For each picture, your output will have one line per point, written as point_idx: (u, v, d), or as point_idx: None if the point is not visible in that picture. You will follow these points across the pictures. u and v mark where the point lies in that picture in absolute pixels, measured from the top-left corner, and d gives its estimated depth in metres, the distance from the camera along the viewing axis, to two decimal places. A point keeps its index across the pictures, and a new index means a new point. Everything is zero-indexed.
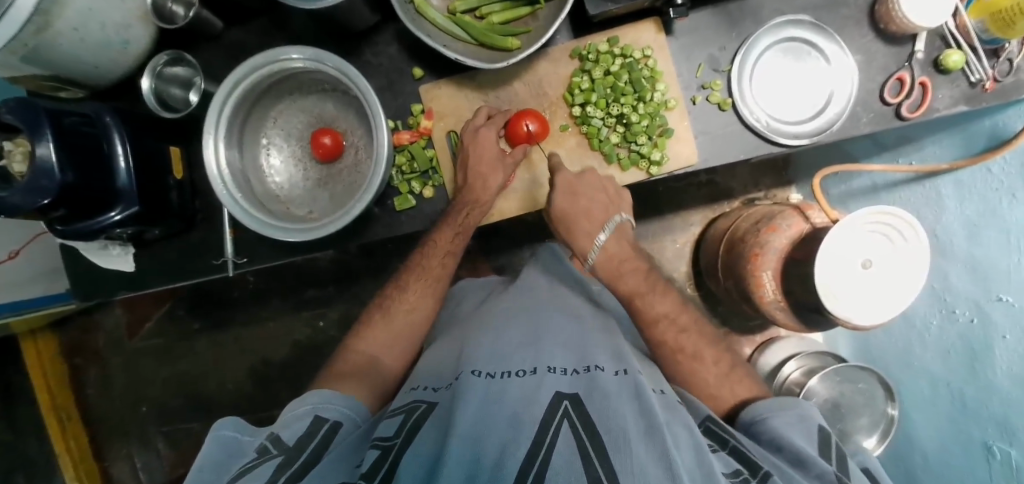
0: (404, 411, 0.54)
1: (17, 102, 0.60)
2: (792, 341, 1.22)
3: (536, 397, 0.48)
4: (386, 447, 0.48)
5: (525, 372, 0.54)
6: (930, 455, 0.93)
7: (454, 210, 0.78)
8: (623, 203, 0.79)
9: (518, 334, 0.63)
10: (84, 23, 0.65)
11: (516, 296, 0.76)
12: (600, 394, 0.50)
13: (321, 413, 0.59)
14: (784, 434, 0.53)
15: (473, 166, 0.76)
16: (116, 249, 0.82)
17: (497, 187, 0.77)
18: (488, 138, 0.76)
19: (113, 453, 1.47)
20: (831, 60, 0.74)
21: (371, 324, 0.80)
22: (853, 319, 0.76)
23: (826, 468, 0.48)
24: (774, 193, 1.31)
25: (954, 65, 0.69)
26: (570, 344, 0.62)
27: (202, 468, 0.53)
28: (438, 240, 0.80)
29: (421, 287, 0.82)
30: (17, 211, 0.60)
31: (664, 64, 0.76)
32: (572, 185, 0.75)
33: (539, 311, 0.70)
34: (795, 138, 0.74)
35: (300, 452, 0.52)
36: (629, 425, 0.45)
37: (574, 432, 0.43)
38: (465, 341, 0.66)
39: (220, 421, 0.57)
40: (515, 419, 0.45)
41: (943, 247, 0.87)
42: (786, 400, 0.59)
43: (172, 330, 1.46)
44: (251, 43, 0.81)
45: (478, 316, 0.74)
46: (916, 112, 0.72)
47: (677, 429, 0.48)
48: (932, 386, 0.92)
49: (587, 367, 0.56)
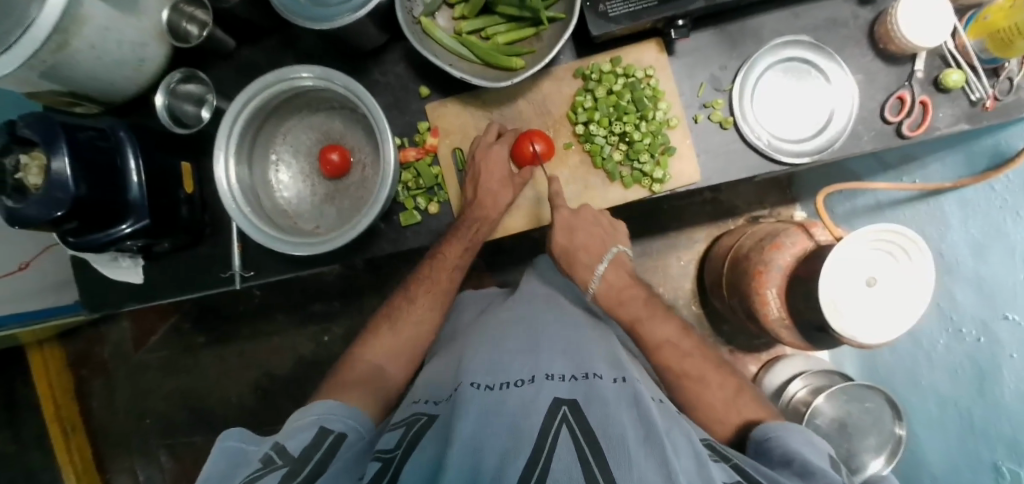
0: (404, 424, 0.54)
1: (34, 117, 0.62)
2: (797, 360, 1.21)
3: (535, 405, 0.48)
4: (387, 459, 0.48)
5: (524, 380, 0.54)
6: (939, 477, 0.91)
7: (461, 226, 0.79)
8: (618, 235, 0.83)
9: (517, 344, 0.64)
10: (102, 40, 0.67)
11: (516, 306, 0.77)
12: (599, 400, 0.50)
13: (326, 424, 0.59)
14: (792, 449, 0.53)
15: (483, 183, 0.78)
16: (126, 261, 0.84)
17: (506, 204, 0.79)
18: (499, 157, 0.78)
19: (115, 467, 1.46)
20: (831, 80, 0.75)
21: (373, 333, 0.80)
22: (858, 337, 0.75)
23: (834, 479, 0.49)
24: (779, 210, 1.31)
25: (954, 84, 0.70)
26: (569, 352, 0.62)
27: (209, 477, 0.53)
28: (446, 254, 0.80)
29: (427, 299, 0.82)
30: (31, 222, 0.61)
31: (665, 84, 0.77)
32: (569, 222, 0.77)
33: (540, 323, 0.70)
34: (795, 156, 0.75)
35: (306, 462, 0.52)
36: (628, 431, 0.45)
37: (573, 437, 0.43)
38: (464, 352, 0.66)
39: (226, 431, 0.58)
40: (515, 426, 0.45)
41: (948, 265, 0.86)
42: (788, 422, 0.59)
43: (177, 343, 1.47)
44: (262, 61, 0.83)
45: (478, 327, 0.74)
46: (917, 131, 0.72)
47: (676, 435, 0.48)
48: (940, 406, 0.91)
49: (585, 374, 0.56)
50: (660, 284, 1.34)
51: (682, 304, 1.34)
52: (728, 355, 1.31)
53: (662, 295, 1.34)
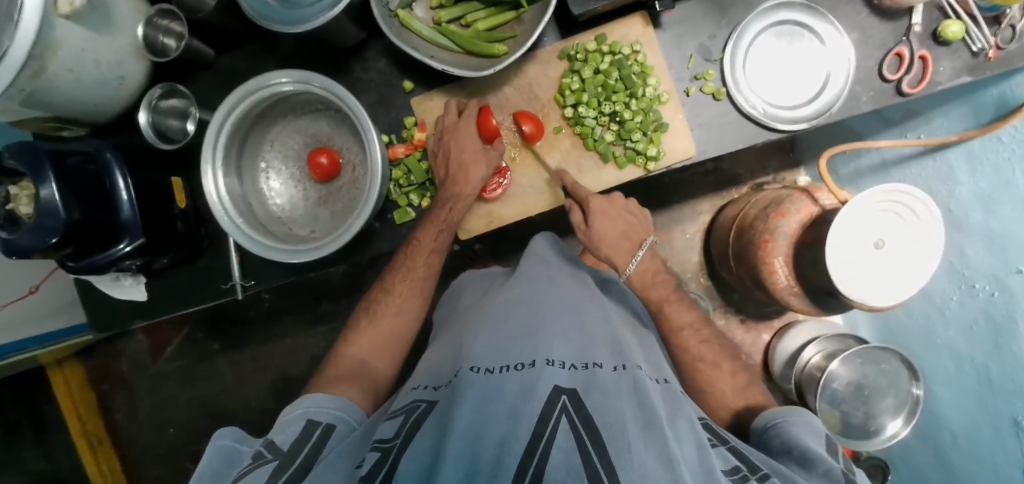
0: (404, 412, 0.52)
1: (18, 145, 0.61)
2: (809, 325, 1.19)
3: (535, 390, 0.46)
4: (386, 448, 0.46)
5: (524, 366, 0.51)
6: (960, 434, 0.89)
7: (437, 206, 0.78)
8: (648, 224, 0.83)
9: (516, 326, 0.60)
10: (78, 63, 0.66)
11: (515, 288, 0.72)
12: (600, 391, 0.48)
13: (313, 417, 0.59)
14: (790, 436, 0.54)
15: (455, 157, 0.76)
16: (128, 280, 0.84)
17: (479, 181, 0.76)
18: (467, 130, 0.76)
19: (145, 476, 1.50)
20: (826, 41, 0.73)
21: (361, 330, 0.79)
22: (867, 300, 0.74)
23: (832, 465, 0.49)
24: (783, 175, 1.28)
25: (954, 36, 0.67)
26: (569, 336, 0.59)
27: (200, 474, 0.52)
28: (421, 240, 0.78)
29: (406, 287, 0.80)
30: (28, 252, 0.62)
31: (653, 58, 0.75)
32: (604, 208, 0.78)
33: (539, 303, 0.66)
34: (792, 123, 0.73)
35: (294, 457, 0.52)
36: (628, 422, 0.44)
37: (573, 426, 0.42)
38: (462, 337, 0.64)
39: (219, 431, 0.57)
40: (514, 413, 0.43)
41: (958, 221, 0.84)
42: (790, 407, 0.60)
43: (192, 352, 1.49)
44: (243, 68, 0.82)
45: (476, 311, 0.71)
46: (917, 87, 0.70)
47: (680, 424, 0.48)
48: (956, 364, 0.90)
49: (586, 364, 0.53)
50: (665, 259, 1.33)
51: (690, 277, 1.33)
52: (739, 324, 1.31)
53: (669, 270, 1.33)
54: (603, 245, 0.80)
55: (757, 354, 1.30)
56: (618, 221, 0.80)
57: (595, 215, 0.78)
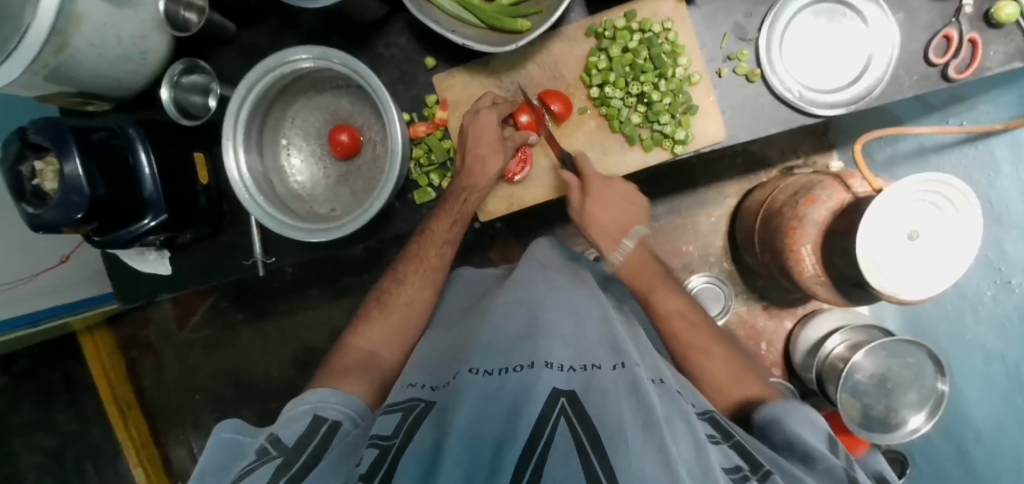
0: (403, 408, 0.51)
1: (43, 122, 0.62)
2: (835, 314, 1.16)
3: (533, 393, 0.44)
4: (385, 446, 0.45)
5: (523, 367, 0.50)
6: (984, 430, 0.88)
7: (452, 198, 0.77)
8: (641, 211, 0.81)
9: (517, 327, 0.59)
10: (101, 38, 0.66)
11: (515, 290, 0.70)
12: (599, 391, 0.45)
13: (320, 413, 0.58)
14: (790, 430, 0.53)
15: (472, 147, 0.75)
16: (152, 255, 0.85)
17: (497, 172, 0.75)
18: (489, 120, 0.74)
19: (172, 440, 1.57)
20: (869, 22, 0.68)
21: (369, 319, 0.79)
22: (898, 294, 0.71)
23: (835, 463, 0.48)
24: (814, 159, 1.24)
25: (1008, 18, 0.62)
26: (572, 341, 0.56)
27: (203, 473, 0.52)
28: (435, 230, 0.78)
29: (420, 277, 0.80)
30: (55, 225, 0.62)
31: (685, 37, 0.71)
32: (602, 193, 0.76)
33: (538, 305, 0.64)
34: (829, 107, 0.69)
35: (299, 453, 0.51)
36: (627, 421, 0.41)
37: (573, 431, 0.39)
38: (468, 332, 0.63)
39: (220, 424, 0.57)
40: (513, 416, 0.42)
41: (997, 215, 0.80)
42: (790, 399, 0.59)
43: (218, 322, 1.53)
44: (265, 44, 0.81)
45: (477, 311, 0.70)
46: (965, 72, 0.65)
47: (676, 423, 0.45)
48: (986, 360, 0.87)
49: (584, 366, 0.51)
50: (689, 243, 1.30)
51: (713, 262, 1.30)
52: (761, 311, 1.29)
53: (692, 254, 1.30)
54: (594, 227, 0.79)
55: (779, 341, 1.27)
56: (611, 209, 0.77)
57: (589, 199, 0.75)
